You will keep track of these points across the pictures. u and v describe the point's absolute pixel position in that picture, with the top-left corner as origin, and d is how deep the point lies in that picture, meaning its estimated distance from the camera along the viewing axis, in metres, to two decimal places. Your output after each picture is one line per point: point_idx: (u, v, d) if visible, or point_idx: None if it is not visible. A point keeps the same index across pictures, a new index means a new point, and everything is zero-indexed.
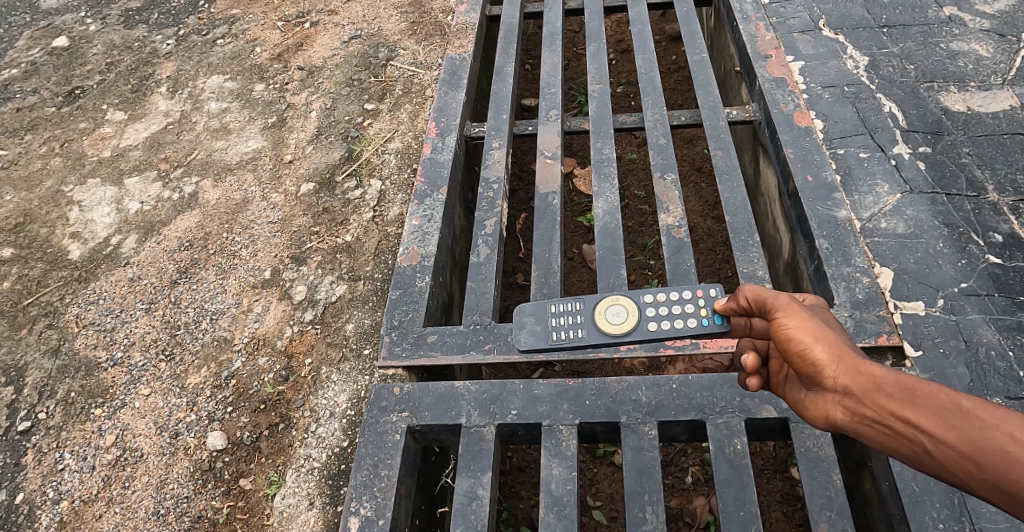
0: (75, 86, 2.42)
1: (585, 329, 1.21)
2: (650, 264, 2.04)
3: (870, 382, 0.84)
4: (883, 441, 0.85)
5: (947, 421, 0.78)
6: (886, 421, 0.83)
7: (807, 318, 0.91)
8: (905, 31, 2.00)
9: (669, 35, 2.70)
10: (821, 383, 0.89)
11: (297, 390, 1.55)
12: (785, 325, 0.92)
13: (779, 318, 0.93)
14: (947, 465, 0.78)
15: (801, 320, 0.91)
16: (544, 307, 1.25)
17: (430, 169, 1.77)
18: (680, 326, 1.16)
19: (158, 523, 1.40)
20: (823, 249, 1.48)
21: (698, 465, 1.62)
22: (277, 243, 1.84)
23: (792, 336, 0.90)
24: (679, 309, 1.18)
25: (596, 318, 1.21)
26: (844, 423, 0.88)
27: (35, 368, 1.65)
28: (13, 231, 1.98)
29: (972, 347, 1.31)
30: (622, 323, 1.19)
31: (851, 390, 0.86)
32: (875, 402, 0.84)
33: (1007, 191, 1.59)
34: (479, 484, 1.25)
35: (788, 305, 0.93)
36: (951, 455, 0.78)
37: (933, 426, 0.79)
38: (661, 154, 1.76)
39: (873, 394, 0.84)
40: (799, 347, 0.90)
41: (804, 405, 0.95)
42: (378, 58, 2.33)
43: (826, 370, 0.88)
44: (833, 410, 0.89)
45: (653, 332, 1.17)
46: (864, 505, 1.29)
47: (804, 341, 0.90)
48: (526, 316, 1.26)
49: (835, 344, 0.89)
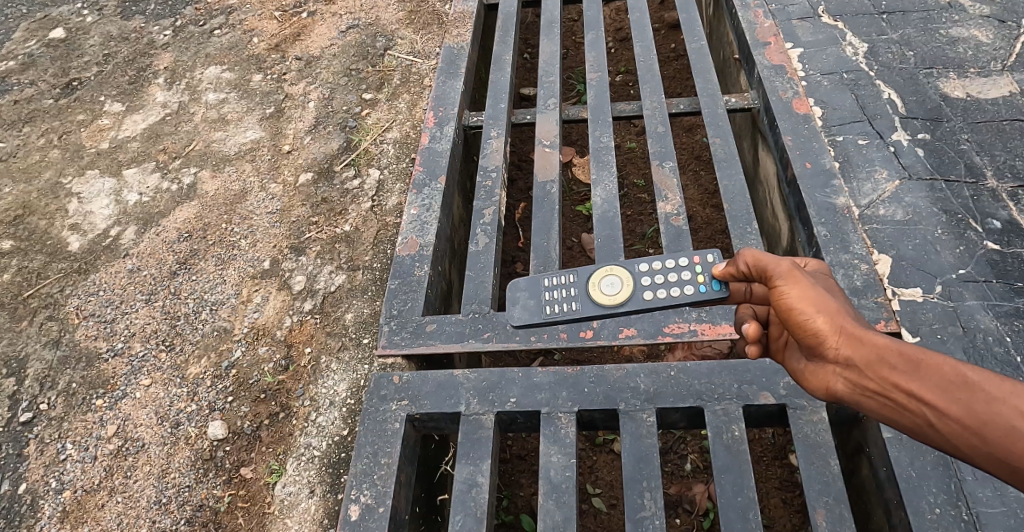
0: (72, 78, 2.41)
1: (578, 302, 1.22)
2: (649, 252, 2.04)
3: (873, 354, 0.84)
4: (884, 413, 0.85)
5: (952, 394, 0.79)
6: (888, 393, 0.83)
7: (809, 287, 0.90)
8: (905, 17, 1.99)
9: (668, 23, 2.68)
10: (822, 354, 0.89)
11: (297, 380, 1.55)
12: (787, 295, 0.91)
13: (780, 287, 0.92)
14: (950, 438, 0.79)
15: (803, 289, 0.90)
16: (537, 282, 1.27)
17: (428, 158, 1.77)
18: (677, 294, 1.15)
19: (160, 513, 1.41)
20: (822, 236, 1.48)
21: (697, 453, 1.63)
22: (276, 233, 1.85)
23: (794, 306, 0.90)
24: (676, 277, 1.17)
25: (589, 290, 1.21)
26: (845, 394, 0.89)
27: (37, 359, 1.66)
28: (13, 224, 1.98)
29: (969, 333, 1.31)
30: (616, 293, 1.19)
31: (854, 362, 0.86)
32: (878, 374, 0.84)
33: (1006, 177, 1.58)
34: (479, 471, 1.26)
35: (790, 273, 0.92)
36: (955, 429, 0.78)
37: (937, 398, 0.79)
38: (660, 141, 1.76)
39: (877, 367, 0.84)
40: (801, 318, 0.89)
41: (803, 374, 0.96)
42: (376, 47, 2.32)
43: (828, 341, 0.88)
44: (834, 381, 0.90)
45: (648, 301, 1.17)
46: (862, 491, 1.30)
47: (805, 311, 0.89)
48: (520, 292, 1.28)
49: (837, 314, 0.88)
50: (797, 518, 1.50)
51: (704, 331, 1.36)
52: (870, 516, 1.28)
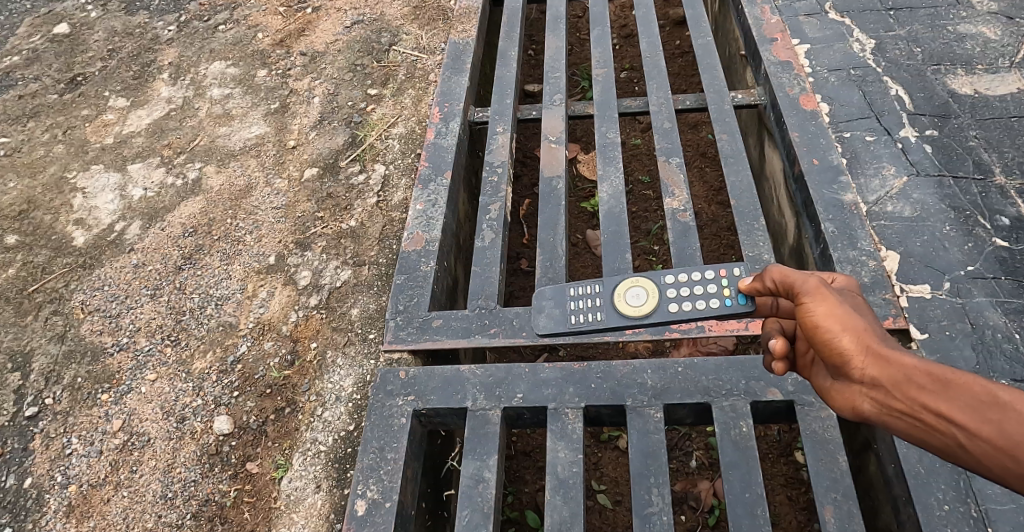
0: (76, 73, 2.41)
1: (603, 312, 1.23)
2: (655, 249, 2.04)
3: (899, 373, 0.81)
4: (914, 434, 0.82)
5: (981, 413, 0.74)
6: (916, 414, 0.80)
7: (836, 304, 0.88)
8: (912, 13, 1.98)
9: (673, 19, 2.68)
10: (849, 373, 0.86)
11: (303, 375, 1.55)
12: (813, 312, 0.89)
13: (806, 304, 0.90)
14: (981, 459, 0.75)
15: (829, 306, 0.88)
16: (563, 292, 1.29)
17: (434, 153, 1.77)
18: (701, 307, 1.15)
19: (166, 507, 1.41)
20: (829, 232, 1.48)
21: (703, 449, 1.63)
22: (281, 228, 1.84)
23: (820, 323, 0.87)
24: (701, 290, 1.17)
25: (614, 300, 1.22)
26: (873, 414, 0.85)
27: (42, 354, 1.66)
28: (17, 219, 1.98)
29: (978, 330, 1.31)
30: (641, 305, 1.20)
31: (880, 382, 0.83)
32: (905, 394, 0.80)
33: (1015, 174, 1.58)
34: (485, 467, 1.26)
35: (817, 290, 0.90)
36: (987, 450, 0.74)
37: (967, 418, 0.75)
38: (667, 137, 1.76)
39: (903, 386, 0.81)
40: (826, 336, 0.87)
41: (830, 394, 0.93)
42: (381, 43, 2.32)
43: (853, 360, 0.85)
44: (860, 401, 0.86)
45: (674, 313, 1.17)
46: (870, 488, 1.30)
47: (831, 329, 0.87)
48: (546, 300, 1.30)
49: (864, 332, 0.85)
50: (803, 515, 1.49)
51: (712, 327, 1.36)
52: (877, 512, 1.28)
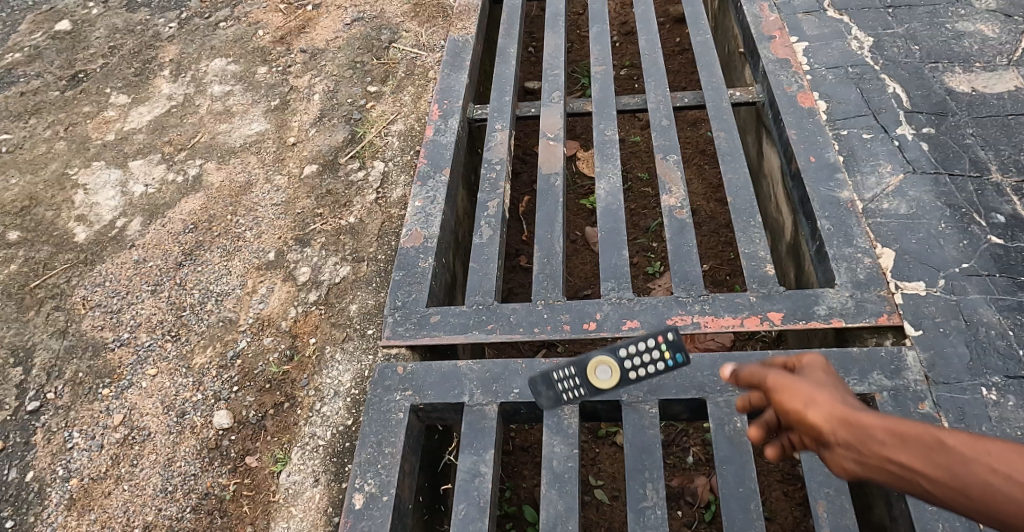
0: (78, 70, 2.42)
1: (584, 390, 1.21)
2: (653, 246, 2.05)
3: (857, 431, 0.72)
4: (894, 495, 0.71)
5: (931, 458, 0.66)
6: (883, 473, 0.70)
7: (796, 383, 0.80)
8: (910, 11, 1.99)
9: (673, 17, 2.68)
10: (820, 449, 0.77)
11: (302, 370, 1.56)
12: (777, 395, 0.81)
13: (773, 393, 0.82)
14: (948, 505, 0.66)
15: (792, 387, 0.80)
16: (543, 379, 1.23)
17: (432, 151, 1.78)
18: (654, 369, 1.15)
19: (167, 500, 1.42)
20: (825, 229, 1.49)
21: (699, 445, 1.64)
22: (282, 225, 1.85)
23: (783, 401, 0.80)
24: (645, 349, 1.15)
25: (591, 382, 1.18)
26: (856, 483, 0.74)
27: (44, 348, 1.68)
28: (19, 215, 1.99)
29: (972, 326, 1.32)
30: (611, 380, 1.17)
31: (843, 446, 0.73)
32: (868, 455, 0.71)
33: (1011, 172, 1.58)
34: (482, 461, 1.27)
35: (777, 380, 0.83)
36: (946, 493, 0.65)
37: (920, 467, 0.67)
38: (665, 135, 1.76)
39: (864, 447, 0.71)
40: (793, 413, 0.78)
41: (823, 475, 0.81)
42: (381, 40, 2.32)
43: (820, 432, 0.76)
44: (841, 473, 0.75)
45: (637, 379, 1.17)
46: (863, 483, 1.31)
47: (795, 406, 0.78)
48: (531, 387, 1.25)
49: (825, 401, 0.76)
50: (798, 511, 1.51)
51: (707, 324, 1.38)
52: (871, 508, 1.29)
